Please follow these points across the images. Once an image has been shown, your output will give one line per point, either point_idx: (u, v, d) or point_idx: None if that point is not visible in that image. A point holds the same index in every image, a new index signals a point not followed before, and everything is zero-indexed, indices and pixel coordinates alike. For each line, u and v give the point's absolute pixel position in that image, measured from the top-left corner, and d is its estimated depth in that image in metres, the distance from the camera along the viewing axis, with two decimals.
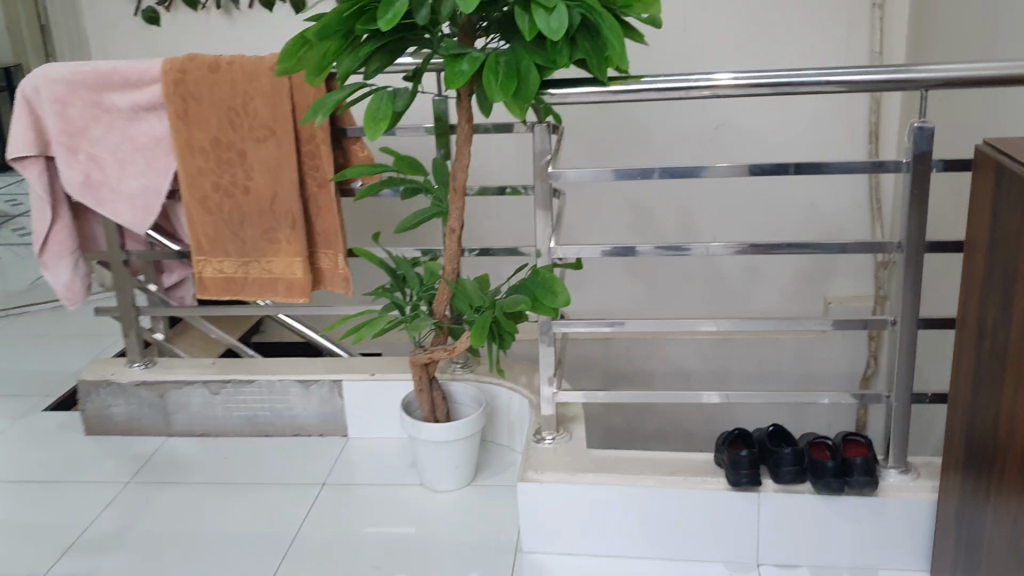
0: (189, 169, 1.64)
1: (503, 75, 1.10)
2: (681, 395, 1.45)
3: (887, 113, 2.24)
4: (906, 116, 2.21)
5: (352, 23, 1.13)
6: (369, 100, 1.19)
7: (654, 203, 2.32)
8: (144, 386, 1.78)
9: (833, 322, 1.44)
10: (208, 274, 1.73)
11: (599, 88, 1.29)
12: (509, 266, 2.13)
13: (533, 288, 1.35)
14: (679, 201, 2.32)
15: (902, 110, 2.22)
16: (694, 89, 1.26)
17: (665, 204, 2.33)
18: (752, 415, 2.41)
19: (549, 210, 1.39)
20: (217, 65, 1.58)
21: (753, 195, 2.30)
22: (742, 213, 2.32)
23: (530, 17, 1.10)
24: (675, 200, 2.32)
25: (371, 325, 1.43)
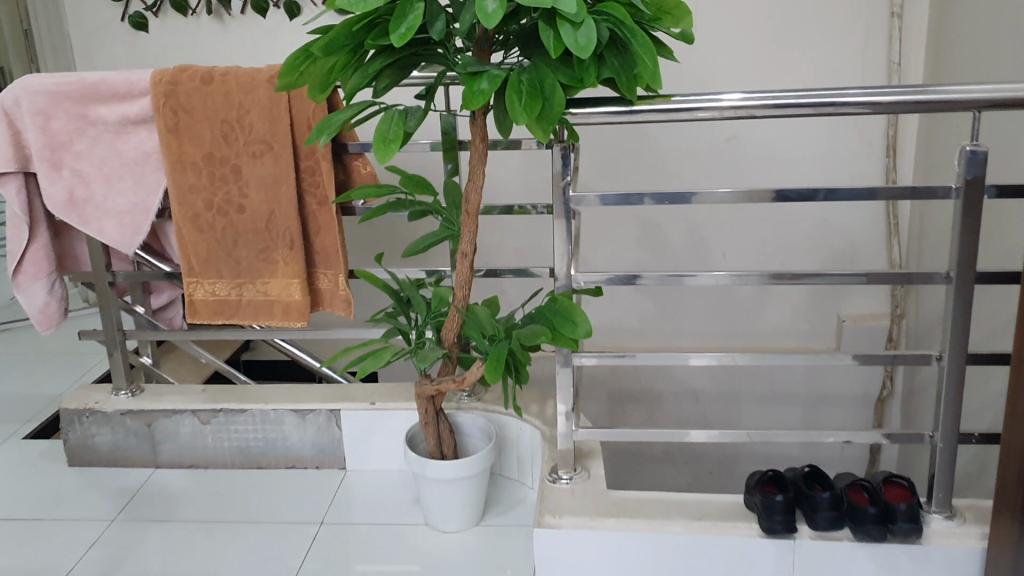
0: (180, 186, 1.55)
1: (526, 95, 1.01)
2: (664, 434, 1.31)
3: (905, 125, 2.16)
4: (925, 129, 2.13)
5: (361, 38, 1.04)
6: (379, 119, 1.10)
7: (662, 219, 2.24)
8: (129, 414, 1.68)
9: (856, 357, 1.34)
10: (199, 297, 1.62)
11: (625, 107, 1.20)
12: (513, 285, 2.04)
13: (550, 315, 1.26)
14: (688, 217, 2.24)
15: (921, 122, 2.14)
16: (728, 107, 1.17)
17: (674, 220, 2.24)
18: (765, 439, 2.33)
19: (568, 233, 1.30)
20: (211, 77, 1.49)
21: (766, 210, 2.22)
22: (754, 228, 2.23)
23: (556, 31, 1.01)
24: (685, 215, 2.24)
25: (377, 355, 1.32)
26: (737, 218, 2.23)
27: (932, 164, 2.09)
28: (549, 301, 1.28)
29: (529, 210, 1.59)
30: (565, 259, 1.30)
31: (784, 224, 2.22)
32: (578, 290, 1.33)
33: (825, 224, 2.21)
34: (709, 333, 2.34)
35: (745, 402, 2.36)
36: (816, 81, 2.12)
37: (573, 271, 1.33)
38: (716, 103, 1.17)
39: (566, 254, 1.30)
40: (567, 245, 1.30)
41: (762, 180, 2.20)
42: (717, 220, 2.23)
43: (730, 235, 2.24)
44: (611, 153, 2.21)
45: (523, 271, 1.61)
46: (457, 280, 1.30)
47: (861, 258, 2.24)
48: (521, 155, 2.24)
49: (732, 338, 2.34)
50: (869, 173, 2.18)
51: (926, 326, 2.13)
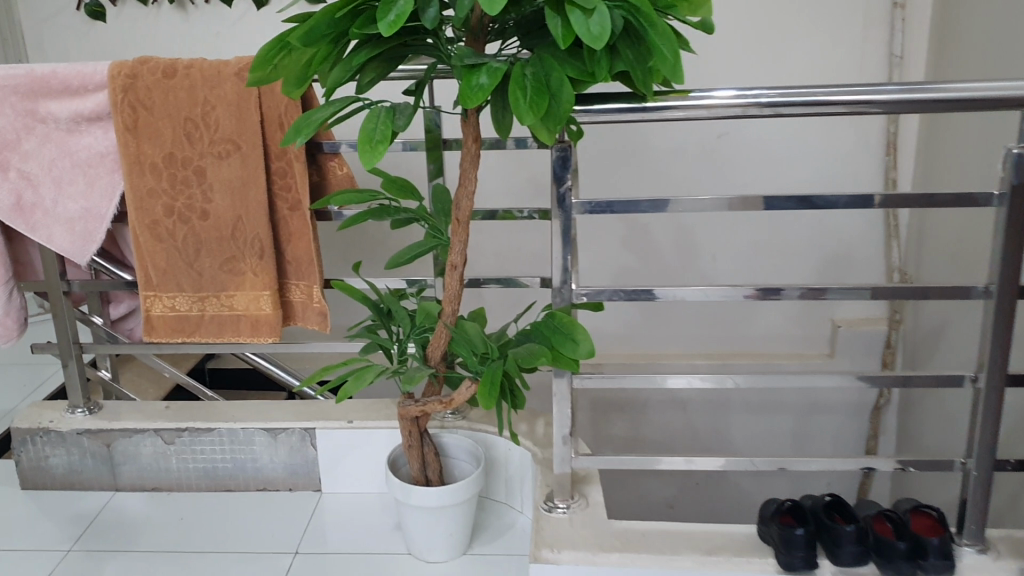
0: (138, 190, 1.43)
1: (532, 90, 0.90)
2: (632, 462, 1.16)
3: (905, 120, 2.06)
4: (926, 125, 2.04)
5: (344, 25, 0.93)
6: (362, 118, 0.98)
7: (650, 221, 2.13)
8: (87, 434, 1.56)
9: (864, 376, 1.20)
10: (157, 313, 1.51)
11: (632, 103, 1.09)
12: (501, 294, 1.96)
13: (548, 333, 1.15)
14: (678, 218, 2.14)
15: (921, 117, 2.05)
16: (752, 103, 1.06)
17: (662, 222, 2.13)
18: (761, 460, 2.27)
19: (567, 244, 1.18)
20: (173, 70, 1.37)
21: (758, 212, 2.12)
22: (747, 231, 2.13)
23: (564, 19, 0.90)
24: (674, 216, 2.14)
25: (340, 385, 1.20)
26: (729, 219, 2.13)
27: (934, 162, 2.00)
28: (547, 315, 1.17)
29: (515, 213, 1.47)
30: (564, 273, 1.19)
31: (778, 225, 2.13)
32: (578, 305, 1.22)
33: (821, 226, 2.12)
34: (698, 340, 2.24)
35: (735, 411, 2.27)
36: (813, 75, 2.03)
37: (573, 284, 1.21)
38: (739, 101, 1.04)
39: (565, 268, 1.19)
40: (568, 257, 1.19)
41: (755, 178, 2.10)
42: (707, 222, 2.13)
43: (722, 238, 2.14)
44: (597, 151, 2.10)
45: (510, 280, 1.48)
46: (447, 292, 1.19)
47: (857, 261, 2.14)
48: (502, 153, 2.13)
49: (721, 345, 2.24)
50: (868, 172, 2.09)
51: (926, 332, 2.05)
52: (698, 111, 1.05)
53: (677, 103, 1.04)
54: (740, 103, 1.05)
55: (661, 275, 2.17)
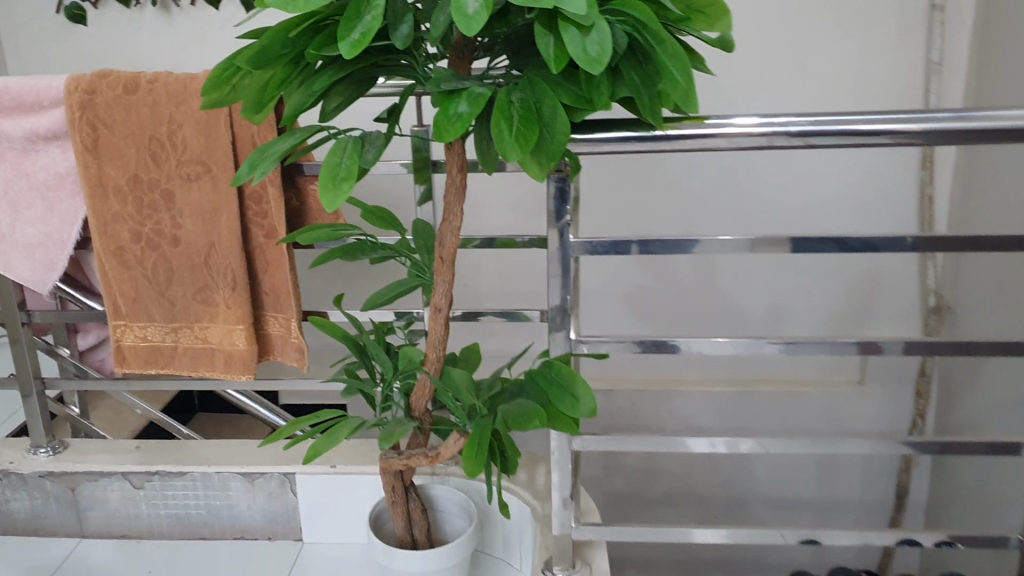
0: (103, 214, 1.30)
1: (519, 121, 0.76)
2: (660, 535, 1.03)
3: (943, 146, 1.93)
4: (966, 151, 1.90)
5: (303, 44, 0.79)
6: (327, 150, 0.85)
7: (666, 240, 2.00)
8: (50, 477, 1.44)
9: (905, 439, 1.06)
10: (128, 343, 1.38)
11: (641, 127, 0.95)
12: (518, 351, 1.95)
13: (545, 384, 1.02)
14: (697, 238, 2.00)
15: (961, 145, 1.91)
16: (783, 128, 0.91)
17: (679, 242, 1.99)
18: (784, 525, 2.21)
19: (568, 286, 1.05)
20: (135, 84, 1.24)
21: (782, 229, 1.98)
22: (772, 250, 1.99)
23: (557, 37, 0.76)
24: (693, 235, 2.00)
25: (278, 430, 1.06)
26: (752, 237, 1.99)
27: (975, 178, 1.85)
28: (544, 364, 1.04)
29: (514, 242, 1.34)
30: (562, 311, 1.06)
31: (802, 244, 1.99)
32: (580, 355, 1.08)
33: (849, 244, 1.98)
34: (716, 365, 2.09)
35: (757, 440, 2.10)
36: (842, 84, 1.89)
37: (574, 332, 1.08)
38: (766, 129, 0.91)
39: (563, 306, 1.06)
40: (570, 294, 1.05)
41: (779, 192, 1.95)
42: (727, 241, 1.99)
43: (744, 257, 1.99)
44: (609, 164, 1.96)
45: (512, 314, 1.35)
46: (431, 337, 1.06)
47: (889, 282, 2.00)
48: None
49: (741, 371, 2.09)
50: (903, 187, 1.94)
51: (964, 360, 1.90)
52: (716, 141, 0.92)
53: (693, 131, 0.91)
54: (766, 133, 0.91)
55: (677, 296, 2.02)
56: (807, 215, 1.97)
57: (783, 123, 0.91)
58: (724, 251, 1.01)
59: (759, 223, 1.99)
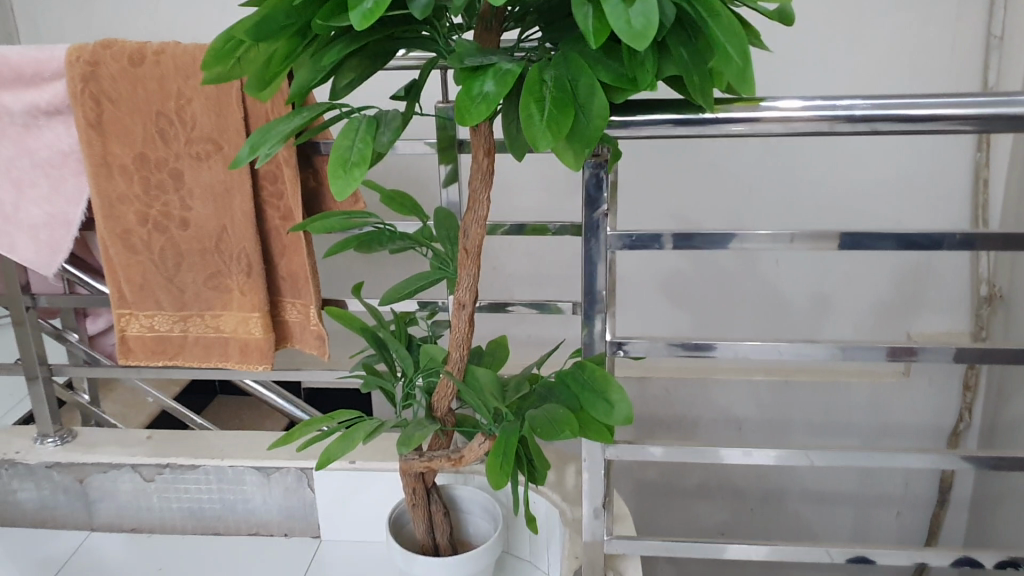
0: (107, 196, 1.22)
1: (553, 103, 0.67)
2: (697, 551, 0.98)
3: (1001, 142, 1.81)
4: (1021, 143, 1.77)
5: (310, 14, 0.71)
6: (337, 133, 0.75)
7: (708, 224, 1.89)
8: (57, 468, 1.38)
9: (967, 454, 0.97)
10: (133, 333, 1.31)
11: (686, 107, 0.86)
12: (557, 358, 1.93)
13: (577, 388, 0.94)
14: (742, 224, 1.88)
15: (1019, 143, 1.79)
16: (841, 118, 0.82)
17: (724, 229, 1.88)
18: (820, 525, 2.13)
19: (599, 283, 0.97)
20: (141, 56, 1.16)
21: (830, 214, 1.87)
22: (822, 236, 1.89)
23: (596, 7, 0.68)
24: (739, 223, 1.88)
25: (290, 435, 0.98)
26: (799, 222, 1.88)
27: None
28: (577, 365, 0.96)
29: (544, 229, 1.25)
30: (591, 297, 0.97)
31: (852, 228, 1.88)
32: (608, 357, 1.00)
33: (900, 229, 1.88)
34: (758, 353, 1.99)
35: (798, 432, 2.00)
36: (895, 59, 1.79)
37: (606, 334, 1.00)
38: (827, 112, 0.82)
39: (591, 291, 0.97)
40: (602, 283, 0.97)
41: (827, 172, 1.83)
42: (772, 224, 1.88)
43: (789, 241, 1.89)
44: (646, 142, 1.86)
45: (543, 305, 1.26)
46: (453, 335, 0.98)
47: (940, 269, 1.89)
48: None
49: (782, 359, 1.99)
50: (956, 171, 1.82)
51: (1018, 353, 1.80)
52: (768, 126, 0.83)
53: (743, 113, 0.82)
54: (828, 117, 0.82)
55: (714, 280, 1.92)
56: (855, 199, 1.86)
57: (847, 105, 0.82)
58: (772, 245, 0.93)
59: (808, 208, 1.87)
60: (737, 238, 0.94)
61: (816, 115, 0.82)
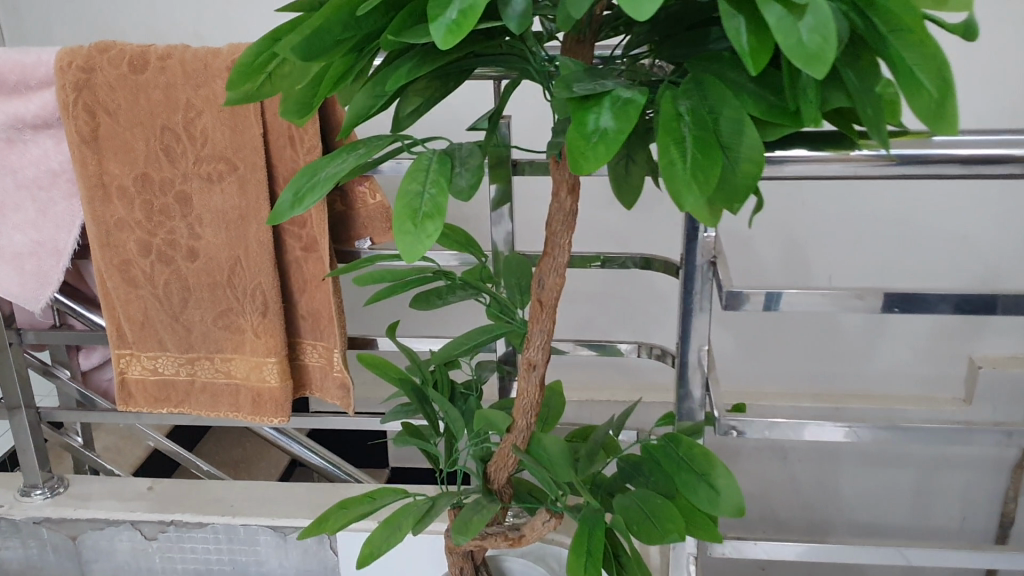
0: (105, 223, 1.07)
1: (696, 144, 0.51)
2: None
3: None
4: None
5: (374, 25, 0.55)
6: (404, 176, 0.59)
7: (758, 247, 1.65)
8: (46, 524, 1.22)
9: None
10: (134, 375, 1.16)
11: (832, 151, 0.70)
12: (595, 381, 1.78)
13: (669, 466, 0.78)
14: (796, 253, 1.64)
15: None
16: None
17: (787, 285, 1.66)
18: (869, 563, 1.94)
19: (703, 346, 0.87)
20: (143, 61, 1.00)
21: (898, 235, 1.61)
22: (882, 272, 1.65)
23: (750, 18, 0.51)
24: (794, 250, 1.64)
25: (323, 518, 0.81)
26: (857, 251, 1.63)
27: None
28: (668, 438, 0.80)
29: (597, 261, 1.09)
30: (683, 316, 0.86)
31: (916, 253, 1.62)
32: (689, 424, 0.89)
33: (971, 253, 1.61)
34: (804, 377, 1.80)
35: (847, 461, 1.80)
36: None
37: (701, 407, 0.89)
38: (1018, 151, 0.69)
39: (686, 315, 0.85)
40: (703, 323, 0.85)
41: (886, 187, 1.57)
42: (826, 252, 1.64)
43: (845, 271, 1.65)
44: None
45: (602, 346, 1.10)
46: (519, 400, 0.83)
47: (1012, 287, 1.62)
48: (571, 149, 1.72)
49: (832, 382, 1.80)
50: None
51: None
52: (942, 165, 0.69)
53: (910, 149, 0.68)
54: (1019, 156, 0.69)
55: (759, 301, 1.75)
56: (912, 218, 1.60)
57: None
58: (900, 298, 0.80)
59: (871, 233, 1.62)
60: (875, 296, 0.81)
61: (998, 155, 0.69)
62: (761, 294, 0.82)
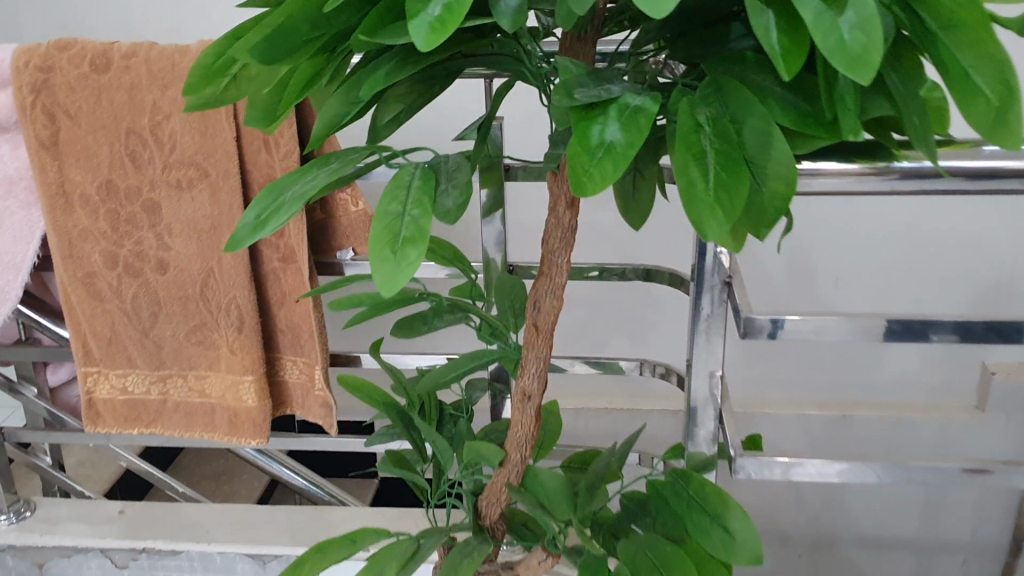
0: (67, 233, 0.99)
1: (720, 160, 0.44)
2: None
3: None
4: None
5: (346, 22, 0.48)
6: (384, 194, 0.52)
7: None
8: (10, 551, 1.14)
9: None
10: (102, 397, 1.08)
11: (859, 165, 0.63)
12: (592, 391, 1.71)
13: (679, 507, 0.71)
14: None
15: None
16: None
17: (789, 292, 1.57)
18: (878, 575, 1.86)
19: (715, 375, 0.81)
20: (105, 60, 0.92)
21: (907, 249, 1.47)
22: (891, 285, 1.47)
23: (780, 14, 0.43)
24: None
25: (300, 562, 0.73)
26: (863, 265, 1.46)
27: None
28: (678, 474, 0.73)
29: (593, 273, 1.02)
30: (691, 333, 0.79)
31: (929, 265, 1.45)
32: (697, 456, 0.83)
33: None
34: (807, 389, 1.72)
35: None
36: None
37: (709, 439, 0.83)
38: None
39: (694, 333, 0.79)
40: (717, 347, 0.79)
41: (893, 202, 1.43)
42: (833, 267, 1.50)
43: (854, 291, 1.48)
44: None
45: (602, 363, 1.03)
46: (512, 433, 0.76)
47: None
48: None
49: (836, 393, 1.71)
50: None
51: None
52: (979, 180, 0.62)
53: (958, 163, 0.62)
54: None
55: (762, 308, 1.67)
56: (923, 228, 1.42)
57: None
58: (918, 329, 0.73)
59: (883, 244, 1.45)
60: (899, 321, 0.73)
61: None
62: (766, 321, 0.75)
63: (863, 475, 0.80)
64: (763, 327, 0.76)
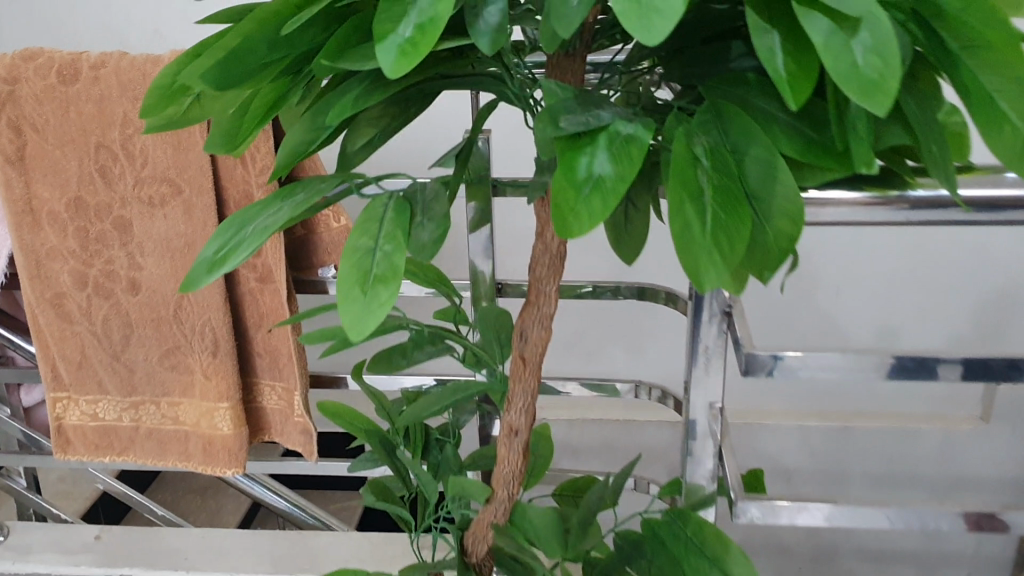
0: (35, 252, 0.96)
1: (718, 196, 0.39)
2: None
3: None
4: None
5: (312, 42, 0.44)
6: (354, 229, 0.48)
7: None
8: None
9: None
10: (72, 422, 1.04)
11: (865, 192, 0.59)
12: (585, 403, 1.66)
13: (671, 548, 0.68)
14: None
15: None
16: None
17: None
18: None
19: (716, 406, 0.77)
20: (73, 72, 0.89)
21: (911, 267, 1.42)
22: (892, 302, 1.41)
23: (787, 34, 0.38)
24: None
25: None
26: (865, 274, 1.40)
27: None
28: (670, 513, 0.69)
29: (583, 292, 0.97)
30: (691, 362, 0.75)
31: (932, 276, 1.38)
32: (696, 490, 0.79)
33: None
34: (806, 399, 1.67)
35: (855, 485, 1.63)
36: None
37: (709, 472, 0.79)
38: None
39: (692, 363, 0.75)
40: (716, 379, 0.75)
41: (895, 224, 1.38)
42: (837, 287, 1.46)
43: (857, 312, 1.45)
44: None
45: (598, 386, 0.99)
46: (499, 468, 0.71)
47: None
48: None
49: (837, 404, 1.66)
50: None
51: None
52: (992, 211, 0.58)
53: (978, 190, 0.58)
54: None
55: None
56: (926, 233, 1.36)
57: None
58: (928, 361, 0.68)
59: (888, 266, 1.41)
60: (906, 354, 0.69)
61: None
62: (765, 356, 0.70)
63: (866, 514, 0.76)
64: (764, 364, 0.70)
